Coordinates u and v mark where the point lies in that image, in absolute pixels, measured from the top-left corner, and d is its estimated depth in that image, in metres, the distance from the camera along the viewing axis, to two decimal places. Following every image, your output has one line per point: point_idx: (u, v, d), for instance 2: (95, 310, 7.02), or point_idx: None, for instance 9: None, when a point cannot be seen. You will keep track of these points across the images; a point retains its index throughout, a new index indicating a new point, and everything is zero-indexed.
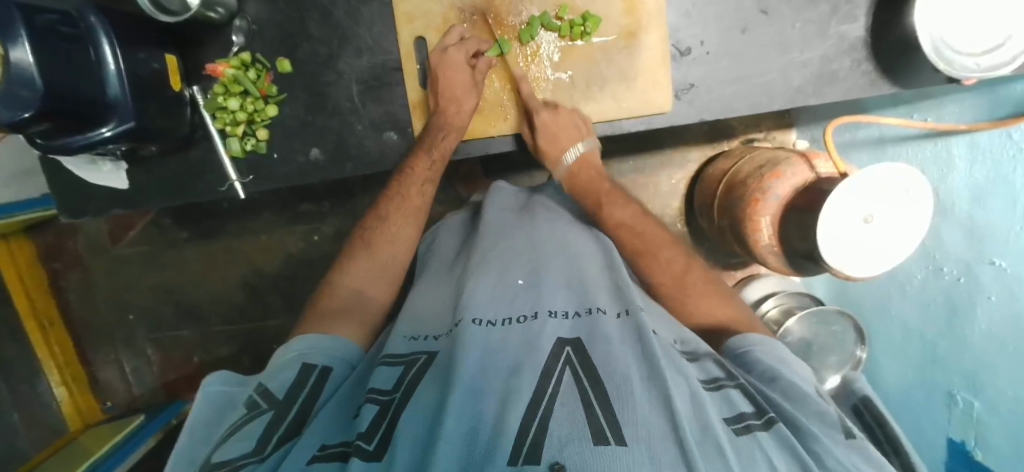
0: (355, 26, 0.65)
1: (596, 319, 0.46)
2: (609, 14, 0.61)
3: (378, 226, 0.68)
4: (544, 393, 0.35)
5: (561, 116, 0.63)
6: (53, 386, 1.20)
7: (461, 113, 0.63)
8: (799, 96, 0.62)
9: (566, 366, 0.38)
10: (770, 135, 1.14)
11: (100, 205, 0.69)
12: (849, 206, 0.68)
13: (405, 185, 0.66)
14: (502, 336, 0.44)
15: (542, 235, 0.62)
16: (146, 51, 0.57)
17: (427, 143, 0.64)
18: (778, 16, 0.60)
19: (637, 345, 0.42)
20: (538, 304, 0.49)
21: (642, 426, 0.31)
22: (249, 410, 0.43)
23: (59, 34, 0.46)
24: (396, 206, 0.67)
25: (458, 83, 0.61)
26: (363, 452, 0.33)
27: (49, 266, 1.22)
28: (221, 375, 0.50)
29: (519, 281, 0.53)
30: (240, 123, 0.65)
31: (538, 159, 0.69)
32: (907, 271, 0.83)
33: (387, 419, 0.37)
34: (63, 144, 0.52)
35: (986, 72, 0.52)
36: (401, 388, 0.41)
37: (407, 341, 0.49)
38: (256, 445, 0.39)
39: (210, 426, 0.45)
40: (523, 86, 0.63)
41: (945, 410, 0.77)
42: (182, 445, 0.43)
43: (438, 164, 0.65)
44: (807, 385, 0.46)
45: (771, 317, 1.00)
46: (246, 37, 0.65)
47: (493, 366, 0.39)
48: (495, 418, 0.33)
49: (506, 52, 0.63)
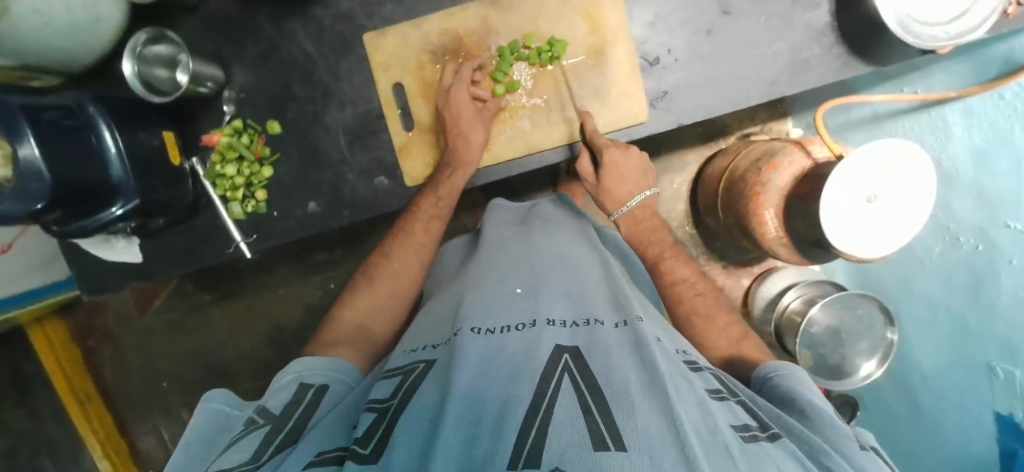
0: (337, 81, 0.67)
1: (595, 328, 0.45)
2: (574, 36, 0.63)
3: (382, 262, 0.69)
4: (542, 399, 0.34)
5: (628, 156, 0.64)
6: (96, 461, 1.23)
7: (471, 147, 0.63)
8: (773, 88, 0.61)
9: (565, 372, 0.38)
10: (765, 127, 1.13)
11: (119, 280, 0.72)
12: (847, 188, 0.68)
13: (412, 222, 0.67)
14: (501, 343, 0.43)
15: (540, 247, 0.63)
16: (146, 131, 0.60)
17: (436, 181, 0.65)
18: (740, 14, 0.60)
19: (636, 353, 0.41)
20: (536, 313, 0.48)
21: (643, 433, 0.30)
22: (247, 426, 0.44)
23: (62, 126, 0.50)
24: (400, 242, 0.68)
25: (465, 119, 0.63)
26: (359, 455, 0.34)
27: (83, 344, 1.27)
28: (222, 393, 0.50)
29: (517, 290, 0.53)
30: (240, 187, 0.68)
31: (592, 194, 0.69)
32: (923, 245, 0.81)
33: (385, 425, 0.38)
34: (77, 228, 0.57)
35: (955, 39, 0.53)
36: (399, 396, 0.41)
37: (406, 354, 0.50)
38: (254, 455, 0.39)
39: (204, 446, 0.44)
40: (588, 122, 0.63)
41: (988, 385, 0.71)
42: (178, 460, 0.43)
43: (445, 199, 0.65)
44: (824, 403, 0.46)
45: (793, 309, 0.98)
46: (236, 105, 0.68)
47: (492, 370, 0.39)
48: (497, 419, 0.33)
49: (514, 89, 0.65)
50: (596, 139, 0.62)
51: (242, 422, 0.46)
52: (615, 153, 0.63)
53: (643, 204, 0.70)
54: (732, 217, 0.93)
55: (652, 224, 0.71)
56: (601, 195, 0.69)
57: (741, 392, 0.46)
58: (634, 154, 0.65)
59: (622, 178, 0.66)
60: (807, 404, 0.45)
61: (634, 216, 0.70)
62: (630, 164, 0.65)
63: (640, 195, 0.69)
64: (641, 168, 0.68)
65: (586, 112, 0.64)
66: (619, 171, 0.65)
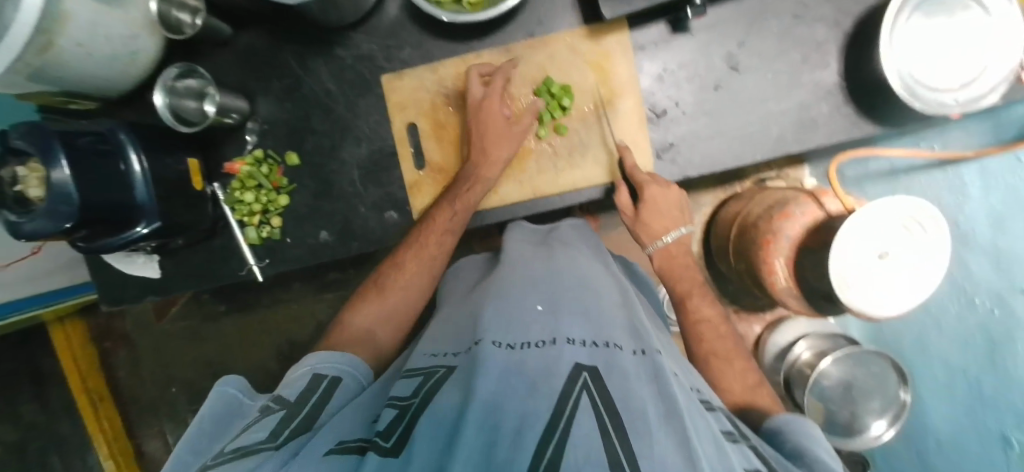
0: (354, 118, 0.70)
1: (614, 352, 0.43)
2: (584, 84, 0.65)
3: (393, 272, 0.67)
4: (561, 414, 0.33)
5: (671, 194, 0.63)
6: (102, 459, 1.27)
7: (490, 164, 0.64)
8: (780, 144, 0.62)
9: (583, 390, 0.36)
10: (782, 173, 1.11)
11: (135, 293, 0.75)
12: (860, 247, 0.66)
13: (424, 236, 0.65)
14: (521, 360, 0.41)
15: (562, 264, 0.60)
16: (173, 157, 0.64)
17: (451, 195, 0.65)
18: (748, 71, 0.61)
19: (654, 383, 0.40)
20: (556, 330, 0.46)
21: (660, 462, 0.30)
22: (262, 411, 0.45)
23: (96, 151, 0.54)
24: (412, 253, 0.66)
25: (493, 132, 0.63)
26: (381, 448, 0.35)
27: (100, 344, 1.30)
28: (234, 379, 0.51)
29: (537, 307, 0.51)
30: (256, 213, 0.71)
31: (624, 219, 0.67)
32: (935, 306, 0.79)
33: (406, 420, 0.37)
34: (102, 245, 0.60)
35: (966, 105, 0.53)
36: (420, 394, 0.41)
37: (429, 357, 0.50)
38: (272, 433, 0.41)
39: (218, 429, 0.46)
40: (627, 158, 0.63)
41: (1003, 456, 0.70)
42: (191, 436, 0.44)
43: (460, 215, 0.65)
44: (836, 462, 0.44)
45: (805, 360, 0.94)
46: (258, 136, 0.72)
47: (511, 382, 0.37)
48: (516, 428, 0.32)
49: (564, 132, 0.66)
50: (636, 174, 0.63)
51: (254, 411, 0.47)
52: (657, 191, 0.62)
53: (680, 240, 0.67)
54: (742, 262, 0.91)
55: (685, 262, 0.69)
56: (639, 228, 0.67)
57: (752, 437, 0.45)
58: (676, 193, 0.64)
59: (660, 212, 0.64)
60: (814, 461, 0.43)
61: (669, 251, 0.68)
62: (669, 203, 0.64)
63: (675, 230, 0.67)
64: (680, 208, 0.65)
65: (626, 147, 0.64)
66: (658, 207, 0.63)
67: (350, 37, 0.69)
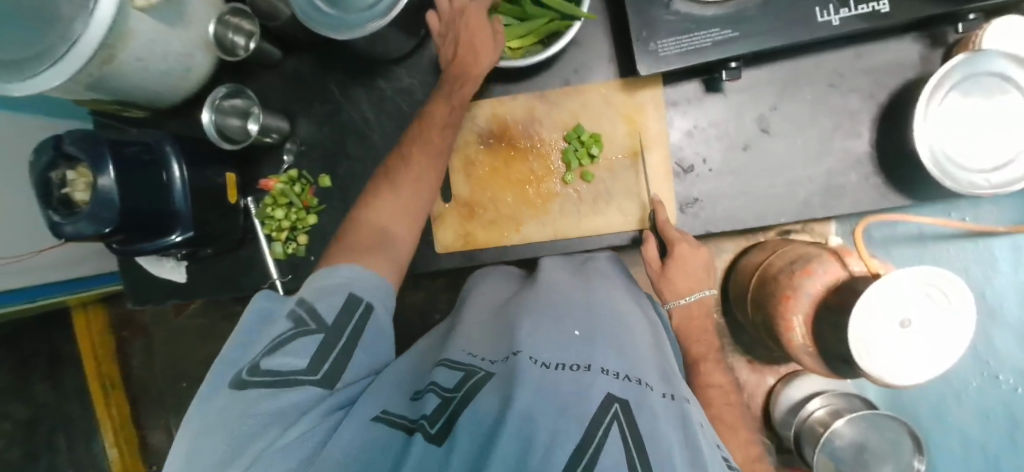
0: (388, 146, 0.73)
1: (647, 391, 0.41)
2: (614, 135, 0.66)
3: (400, 164, 0.63)
4: (589, 443, 0.33)
5: (699, 257, 0.64)
6: (106, 446, 1.29)
7: (479, 63, 0.60)
8: (806, 209, 0.62)
9: (614, 421, 0.35)
10: (808, 227, 1.11)
11: (161, 294, 0.77)
12: (884, 316, 0.64)
13: (422, 135, 0.64)
14: (556, 380, 0.39)
15: (599, 295, 0.58)
16: (212, 170, 0.67)
17: (445, 92, 0.62)
18: (779, 134, 0.62)
19: (682, 429, 0.39)
20: (591, 357, 0.44)
21: None
22: (296, 324, 0.46)
23: (141, 160, 0.57)
24: (416, 144, 0.63)
25: (477, 31, 0.59)
26: (426, 431, 0.37)
27: (118, 333, 1.34)
28: (267, 296, 0.52)
29: (575, 332, 0.49)
30: (284, 229, 0.73)
31: (648, 267, 0.67)
32: (959, 377, 0.87)
33: (448, 413, 0.38)
34: (138, 249, 0.61)
35: (998, 187, 0.52)
36: (463, 389, 0.41)
37: (469, 356, 0.48)
38: (312, 363, 0.44)
39: (248, 343, 0.47)
40: (660, 214, 0.63)
41: None
42: (229, 350, 0.46)
43: (457, 111, 0.63)
44: None
45: (817, 418, 0.91)
46: (295, 156, 0.74)
47: (545, 399, 0.37)
48: (545, 451, 0.32)
49: (591, 179, 0.67)
50: (669, 232, 0.63)
51: (285, 317, 0.48)
52: (686, 250, 0.63)
53: (701, 301, 0.67)
54: (760, 315, 0.89)
55: (703, 323, 0.68)
56: (661, 284, 0.67)
57: None
58: (702, 256, 0.64)
59: (687, 270, 0.65)
60: None
61: (690, 311, 0.67)
62: (695, 266, 0.64)
63: (699, 290, 0.67)
64: (707, 271, 0.66)
65: (661, 202, 0.64)
66: (684, 266, 0.64)
67: (393, 70, 0.72)
